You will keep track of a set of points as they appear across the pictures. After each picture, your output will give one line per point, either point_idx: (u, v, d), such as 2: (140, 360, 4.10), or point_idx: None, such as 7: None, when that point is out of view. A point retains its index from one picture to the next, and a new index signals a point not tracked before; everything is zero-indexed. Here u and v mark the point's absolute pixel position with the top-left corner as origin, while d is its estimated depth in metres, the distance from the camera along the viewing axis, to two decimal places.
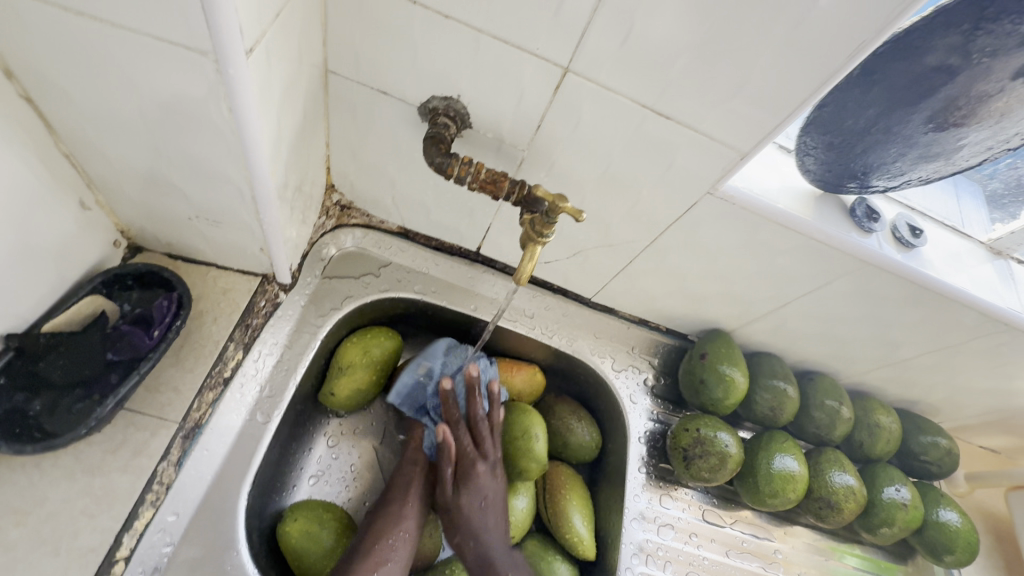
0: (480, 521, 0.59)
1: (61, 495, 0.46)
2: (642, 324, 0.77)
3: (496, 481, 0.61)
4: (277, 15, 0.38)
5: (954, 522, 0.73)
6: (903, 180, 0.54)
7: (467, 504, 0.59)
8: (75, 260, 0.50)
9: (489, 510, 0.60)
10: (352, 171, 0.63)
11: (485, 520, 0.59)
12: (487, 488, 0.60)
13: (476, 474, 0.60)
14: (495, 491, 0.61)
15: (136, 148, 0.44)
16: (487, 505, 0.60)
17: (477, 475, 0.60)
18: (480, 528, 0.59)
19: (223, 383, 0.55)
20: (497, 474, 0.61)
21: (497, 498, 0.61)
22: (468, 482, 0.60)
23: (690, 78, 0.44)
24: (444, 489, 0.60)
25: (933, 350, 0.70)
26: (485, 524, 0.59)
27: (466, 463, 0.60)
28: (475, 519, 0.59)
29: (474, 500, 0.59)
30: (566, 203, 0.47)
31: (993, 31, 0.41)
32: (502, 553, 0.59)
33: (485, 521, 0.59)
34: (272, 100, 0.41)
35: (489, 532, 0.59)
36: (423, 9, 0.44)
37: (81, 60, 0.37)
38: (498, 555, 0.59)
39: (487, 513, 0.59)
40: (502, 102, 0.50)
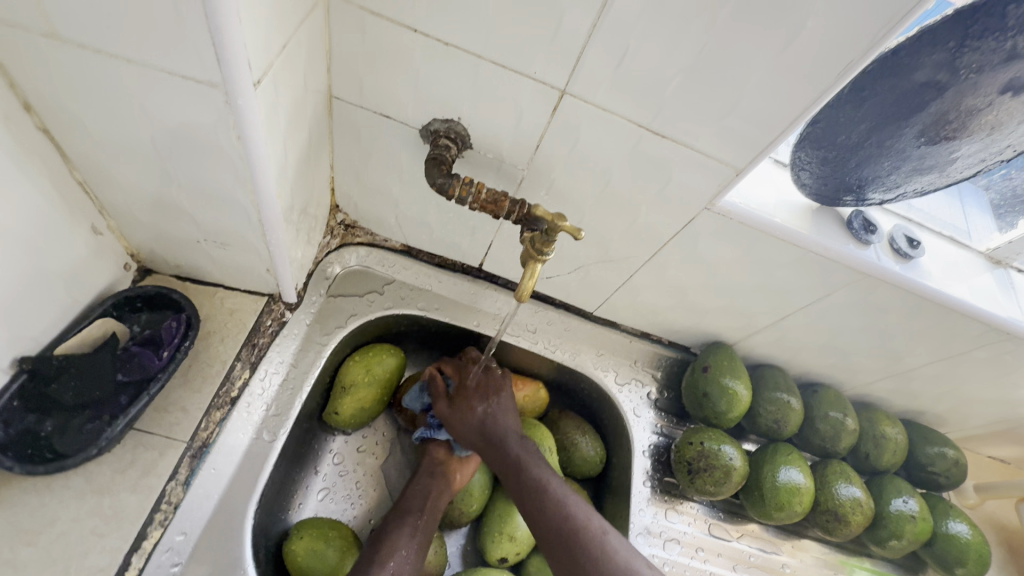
0: (491, 421, 0.62)
1: (71, 515, 0.47)
2: (644, 337, 0.77)
3: (502, 395, 0.64)
4: (284, 46, 0.39)
5: (965, 534, 0.72)
6: (898, 193, 0.55)
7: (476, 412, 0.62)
8: (86, 284, 0.51)
9: (500, 419, 0.62)
10: (356, 192, 0.64)
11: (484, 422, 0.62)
12: (486, 396, 0.64)
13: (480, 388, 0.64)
14: (505, 408, 0.63)
15: (147, 175, 0.45)
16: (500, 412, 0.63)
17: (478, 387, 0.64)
18: (487, 423, 0.62)
19: (230, 403, 0.56)
20: (493, 384, 0.65)
21: (510, 412, 0.63)
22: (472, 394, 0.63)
23: (685, 97, 0.45)
24: (444, 406, 0.64)
25: (935, 360, 0.70)
26: (501, 427, 0.62)
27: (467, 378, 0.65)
28: (486, 426, 0.62)
29: (484, 408, 0.63)
30: (565, 222, 0.48)
31: (979, 47, 0.42)
32: (514, 442, 0.61)
33: (494, 420, 0.62)
34: (278, 126, 0.43)
35: (501, 428, 0.61)
36: (424, 36, 0.46)
37: (97, 93, 0.38)
38: (513, 446, 0.60)
39: (501, 420, 0.62)
40: (502, 124, 0.51)
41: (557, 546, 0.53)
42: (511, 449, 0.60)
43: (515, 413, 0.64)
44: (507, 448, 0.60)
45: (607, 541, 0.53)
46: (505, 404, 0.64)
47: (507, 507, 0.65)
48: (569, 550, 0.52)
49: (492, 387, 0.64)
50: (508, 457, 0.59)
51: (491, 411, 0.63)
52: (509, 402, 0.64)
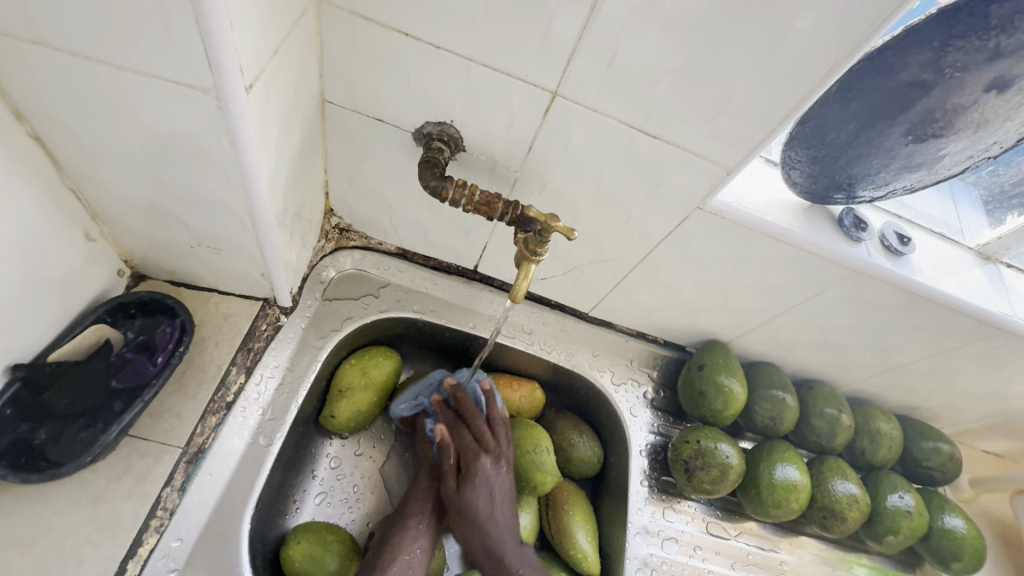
0: (488, 519, 0.59)
1: (66, 523, 0.46)
2: (640, 336, 0.78)
3: (504, 478, 0.61)
4: (275, 51, 0.39)
5: (960, 528, 0.72)
6: (888, 190, 0.56)
7: (477, 501, 0.59)
8: (79, 291, 0.51)
9: (497, 513, 0.60)
10: (350, 195, 0.65)
11: (487, 510, 0.59)
12: (493, 481, 0.60)
13: (485, 473, 0.60)
14: (504, 490, 0.61)
15: (140, 182, 0.45)
16: (498, 497, 0.60)
17: (485, 472, 0.60)
18: (486, 516, 0.59)
19: (226, 408, 0.56)
20: (502, 469, 0.61)
21: (506, 492, 0.61)
22: (472, 479, 0.60)
23: (675, 98, 0.46)
24: (449, 486, 0.61)
25: (928, 355, 0.70)
26: (497, 521, 0.59)
27: (472, 459, 0.60)
28: (482, 513, 0.59)
29: (485, 497, 0.59)
30: (558, 223, 0.48)
31: (963, 47, 0.43)
32: (512, 551, 0.59)
33: (494, 513, 0.59)
34: (270, 131, 0.43)
35: (497, 518, 0.59)
36: (415, 40, 0.46)
37: (88, 100, 0.38)
38: (511, 557, 0.58)
39: (499, 506, 0.60)
40: (494, 126, 0.51)
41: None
42: (509, 559, 0.58)
43: (509, 497, 0.61)
44: (506, 559, 0.58)
45: None
46: (504, 484, 0.61)
47: None
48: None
49: (500, 475, 0.61)
50: (505, 567, 0.58)
51: (496, 504, 0.60)
52: (507, 479, 0.62)
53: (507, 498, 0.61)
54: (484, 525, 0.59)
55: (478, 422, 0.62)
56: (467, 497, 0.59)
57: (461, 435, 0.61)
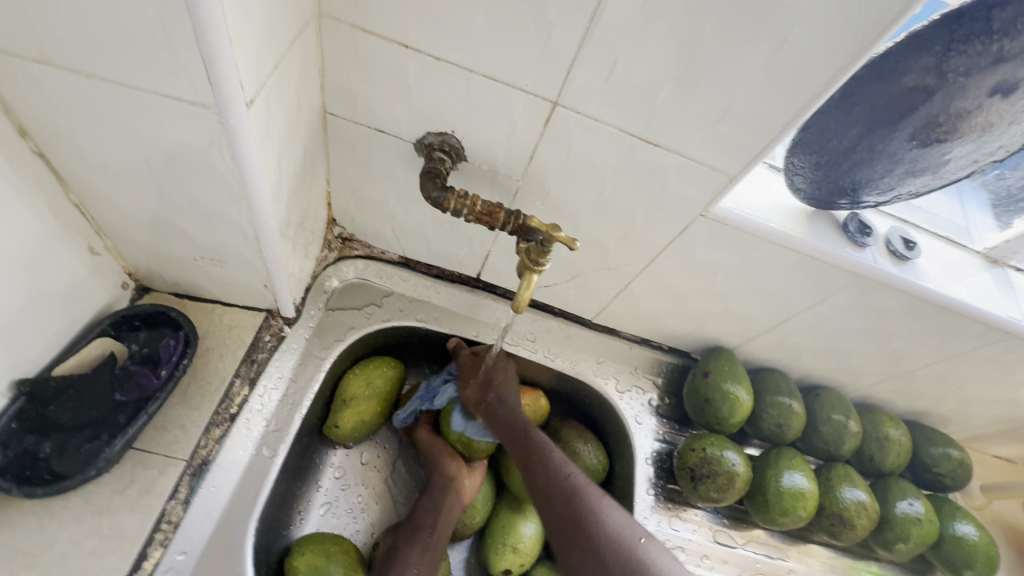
0: (501, 392, 0.64)
1: (70, 537, 0.46)
2: (644, 343, 0.77)
3: (507, 365, 0.66)
4: (276, 66, 0.40)
5: (972, 535, 0.71)
6: (893, 195, 0.55)
7: (493, 392, 0.64)
8: (84, 304, 0.51)
9: (507, 390, 0.64)
10: (352, 205, 0.65)
11: (502, 390, 0.64)
12: (503, 367, 0.66)
13: (491, 363, 0.65)
14: (513, 376, 0.66)
15: (143, 195, 0.45)
16: (507, 383, 0.65)
17: (495, 356, 0.66)
18: (500, 401, 0.63)
19: (230, 419, 0.56)
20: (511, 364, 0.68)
21: (513, 380, 0.65)
22: (480, 375, 0.65)
23: (676, 106, 0.45)
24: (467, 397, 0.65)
25: (936, 360, 0.69)
26: (506, 394, 0.63)
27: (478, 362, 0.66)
28: (498, 402, 0.63)
29: (493, 382, 0.64)
30: (561, 233, 0.48)
31: (965, 51, 0.42)
32: (527, 417, 0.62)
33: (506, 390, 0.64)
34: (272, 145, 0.43)
35: (507, 397, 0.63)
36: (416, 52, 0.46)
37: (91, 117, 0.39)
38: (521, 418, 0.61)
39: (509, 393, 0.64)
40: (495, 136, 0.51)
41: (557, 509, 0.55)
42: (519, 418, 0.61)
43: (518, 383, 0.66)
44: (516, 418, 0.61)
45: (608, 512, 0.54)
46: (509, 372, 0.66)
47: (511, 518, 0.64)
48: (568, 518, 0.54)
49: (510, 365, 0.67)
50: (517, 424, 0.61)
51: (508, 388, 0.64)
52: (513, 371, 0.67)
53: (516, 384, 0.65)
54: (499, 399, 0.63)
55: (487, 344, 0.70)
56: (480, 384, 0.64)
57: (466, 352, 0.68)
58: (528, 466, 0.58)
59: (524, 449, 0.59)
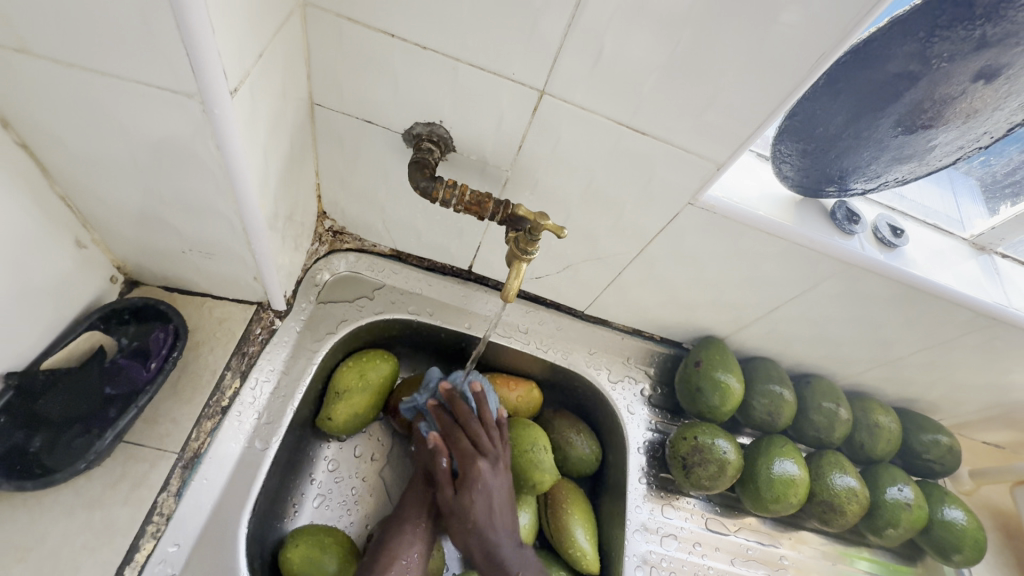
0: (490, 506, 0.59)
1: (61, 530, 0.46)
2: (636, 334, 0.78)
3: (500, 474, 0.61)
4: (260, 55, 0.39)
5: (960, 520, 0.72)
6: (880, 182, 0.56)
7: (480, 507, 0.59)
8: (72, 298, 0.51)
9: (496, 509, 0.59)
10: (342, 198, 0.65)
11: (489, 513, 0.59)
12: (492, 485, 0.60)
13: (483, 475, 0.60)
14: (500, 490, 0.60)
15: (129, 188, 0.45)
16: (498, 497, 0.60)
17: (483, 477, 0.59)
18: (486, 518, 0.59)
19: (221, 412, 0.56)
20: (500, 470, 0.61)
21: (505, 495, 0.61)
22: (471, 483, 0.59)
23: (662, 93, 0.46)
24: (445, 493, 0.60)
25: (925, 347, 0.70)
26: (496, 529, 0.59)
27: (471, 465, 0.60)
28: (484, 519, 0.59)
29: (483, 497, 0.59)
30: (549, 222, 0.49)
31: (949, 37, 0.42)
32: (512, 555, 0.59)
33: (492, 510, 0.59)
34: (258, 135, 0.43)
35: (495, 517, 0.59)
36: (402, 41, 0.46)
37: (74, 107, 0.38)
38: (509, 557, 0.59)
39: (497, 513, 0.59)
40: (484, 125, 0.51)
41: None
42: (506, 558, 0.59)
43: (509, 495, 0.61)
44: (505, 564, 0.58)
45: None
46: (501, 481, 0.61)
47: None
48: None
49: (499, 475, 0.61)
50: (504, 570, 0.58)
51: (496, 508, 0.59)
52: (505, 482, 0.61)
53: (508, 496, 0.61)
54: (487, 545, 0.58)
55: (478, 429, 0.61)
56: (469, 496, 0.59)
57: (458, 443, 0.61)
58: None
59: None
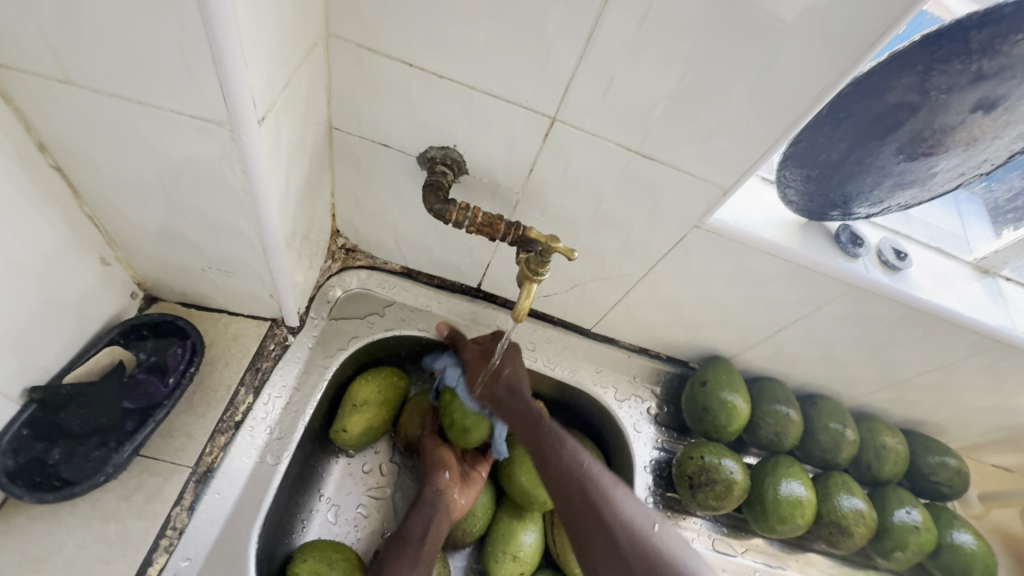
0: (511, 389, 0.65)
1: (77, 542, 0.47)
2: (642, 352, 0.78)
3: (516, 362, 0.66)
4: (285, 84, 0.41)
5: (970, 544, 0.72)
6: (884, 207, 0.57)
7: (500, 386, 0.65)
8: (94, 314, 0.52)
9: (518, 384, 0.65)
10: (357, 218, 0.66)
11: (515, 384, 0.65)
12: (508, 368, 0.66)
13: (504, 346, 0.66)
14: (520, 371, 0.66)
15: (154, 208, 0.47)
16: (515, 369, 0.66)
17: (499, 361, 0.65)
18: (511, 392, 0.65)
19: (235, 427, 0.56)
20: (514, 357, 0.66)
21: (524, 376, 0.66)
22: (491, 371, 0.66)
23: (670, 121, 0.47)
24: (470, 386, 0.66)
25: (932, 368, 0.70)
26: (519, 383, 0.65)
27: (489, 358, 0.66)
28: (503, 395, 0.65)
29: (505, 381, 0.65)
30: (558, 244, 0.50)
31: (946, 70, 0.44)
32: (537, 410, 0.63)
33: (517, 387, 0.65)
34: (280, 159, 0.45)
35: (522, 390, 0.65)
36: (420, 70, 0.48)
37: (108, 133, 0.40)
38: (533, 404, 0.64)
39: (520, 385, 0.65)
40: (496, 150, 0.53)
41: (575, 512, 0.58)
42: (531, 412, 0.63)
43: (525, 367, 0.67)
44: (529, 404, 0.64)
45: (616, 492, 0.60)
46: (517, 369, 0.66)
47: (510, 525, 0.65)
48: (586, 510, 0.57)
49: (516, 360, 0.66)
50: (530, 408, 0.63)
51: (518, 382, 0.65)
52: (523, 364, 0.67)
53: (527, 378, 0.67)
54: (513, 388, 0.65)
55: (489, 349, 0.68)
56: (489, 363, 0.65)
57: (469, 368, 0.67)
58: (544, 467, 0.61)
59: (536, 443, 0.62)
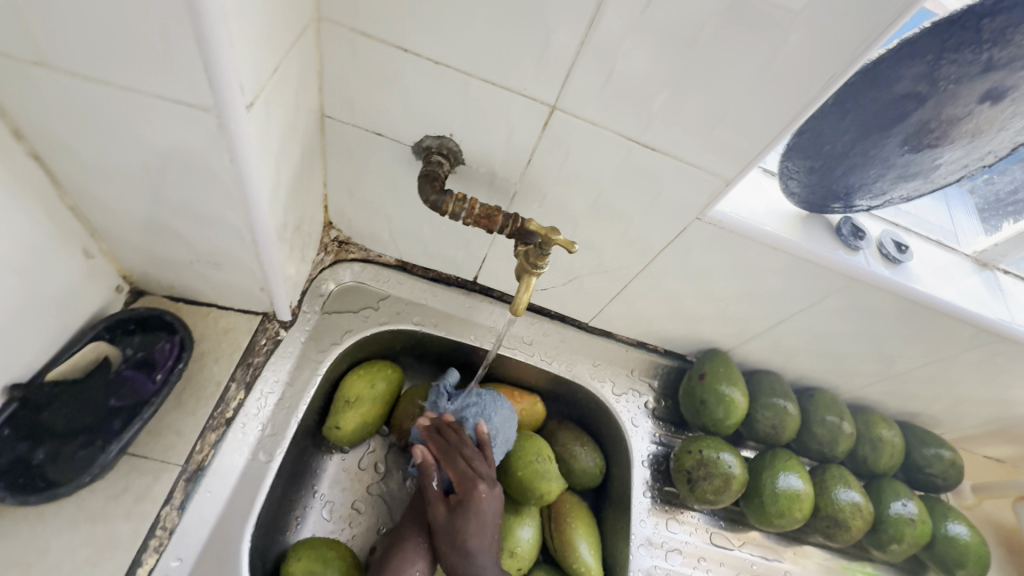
0: (476, 531, 0.56)
1: (64, 544, 0.46)
2: (640, 346, 0.77)
3: (491, 500, 0.57)
4: (275, 69, 0.40)
5: (964, 535, 0.72)
6: (886, 199, 0.56)
7: (471, 529, 0.56)
8: (78, 309, 0.51)
9: (485, 527, 0.56)
10: (350, 209, 0.65)
11: (482, 533, 0.56)
12: (487, 509, 0.57)
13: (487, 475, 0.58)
14: (493, 513, 0.57)
15: (138, 199, 0.45)
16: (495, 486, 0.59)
17: (482, 493, 0.57)
18: (477, 545, 0.55)
19: (226, 424, 0.55)
20: (497, 496, 0.58)
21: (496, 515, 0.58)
22: (466, 501, 0.56)
23: (673, 110, 0.46)
24: (438, 512, 0.57)
25: (929, 361, 0.70)
26: (485, 537, 0.56)
27: (469, 485, 0.57)
28: (472, 543, 0.55)
29: (474, 520, 0.56)
30: (559, 236, 0.49)
31: (956, 60, 0.43)
32: None
33: (484, 532, 0.56)
34: (270, 148, 0.43)
35: (482, 545, 0.55)
36: (415, 56, 0.46)
37: (88, 119, 0.38)
38: None
39: (489, 529, 0.56)
40: (494, 140, 0.52)
41: None
42: None
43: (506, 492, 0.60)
44: None
45: None
46: (494, 507, 0.57)
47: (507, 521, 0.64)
48: None
49: (491, 496, 0.57)
50: None
51: (489, 529, 0.56)
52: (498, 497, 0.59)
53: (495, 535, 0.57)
54: (478, 541, 0.55)
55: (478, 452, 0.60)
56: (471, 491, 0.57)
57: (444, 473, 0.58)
58: None
59: None
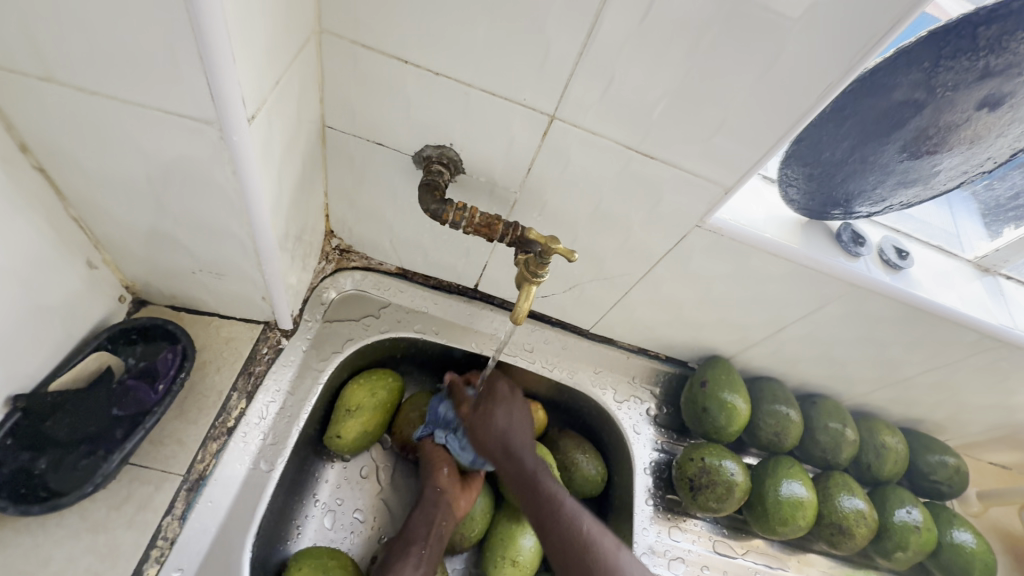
0: (505, 427, 0.63)
1: (65, 554, 0.46)
2: (642, 353, 0.77)
3: (517, 402, 0.66)
4: (277, 82, 0.40)
5: (969, 543, 0.72)
6: (885, 207, 0.56)
7: (501, 420, 0.64)
8: (81, 319, 0.51)
9: (513, 425, 0.64)
10: (351, 218, 0.65)
11: (510, 423, 0.64)
12: (511, 407, 0.65)
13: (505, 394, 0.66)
14: (519, 412, 0.65)
15: (141, 210, 0.46)
16: (513, 418, 0.64)
17: (502, 392, 0.66)
18: (507, 428, 0.63)
19: (227, 433, 0.55)
20: (518, 397, 0.67)
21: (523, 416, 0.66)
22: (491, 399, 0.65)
23: (672, 119, 0.46)
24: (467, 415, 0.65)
25: (932, 368, 0.70)
26: (513, 430, 0.63)
27: (493, 387, 0.67)
28: (505, 435, 0.63)
29: (502, 415, 0.64)
30: (559, 245, 0.49)
31: (953, 67, 0.43)
32: (530, 457, 0.62)
33: (512, 427, 0.64)
34: (272, 159, 0.43)
35: (514, 434, 0.63)
36: (415, 67, 0.47)
37: (92, 132, 0.39)
38: (528, 458, 0.62)
39: (517, 424, 0.64)
40: (493, 149, 0.52)
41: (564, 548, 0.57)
42: (527, 463, 0.61)
43: (527, 418, 0.66)
44: (524, 460, 0.61)
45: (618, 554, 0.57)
46: (520, 408, 0.66)
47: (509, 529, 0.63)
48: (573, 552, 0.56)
49: (514, 400, 0.66)
50: (526, 469, 0.61)
51: (515, 423, 0.64)
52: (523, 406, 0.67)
53: (524, 427, 0.65)
54: (507, 434, 0.63)
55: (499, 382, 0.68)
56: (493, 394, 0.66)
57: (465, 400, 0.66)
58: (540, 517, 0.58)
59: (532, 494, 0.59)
